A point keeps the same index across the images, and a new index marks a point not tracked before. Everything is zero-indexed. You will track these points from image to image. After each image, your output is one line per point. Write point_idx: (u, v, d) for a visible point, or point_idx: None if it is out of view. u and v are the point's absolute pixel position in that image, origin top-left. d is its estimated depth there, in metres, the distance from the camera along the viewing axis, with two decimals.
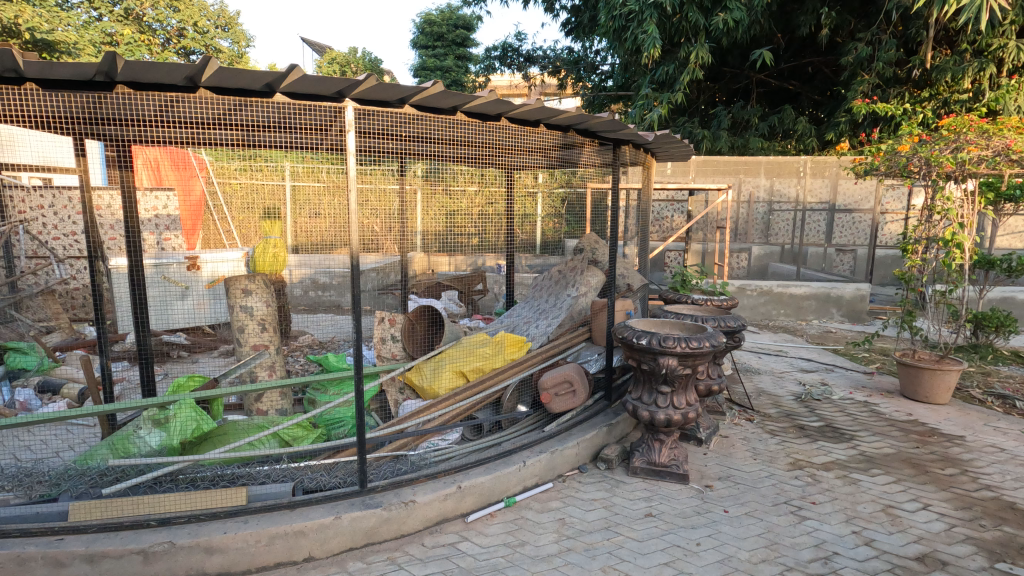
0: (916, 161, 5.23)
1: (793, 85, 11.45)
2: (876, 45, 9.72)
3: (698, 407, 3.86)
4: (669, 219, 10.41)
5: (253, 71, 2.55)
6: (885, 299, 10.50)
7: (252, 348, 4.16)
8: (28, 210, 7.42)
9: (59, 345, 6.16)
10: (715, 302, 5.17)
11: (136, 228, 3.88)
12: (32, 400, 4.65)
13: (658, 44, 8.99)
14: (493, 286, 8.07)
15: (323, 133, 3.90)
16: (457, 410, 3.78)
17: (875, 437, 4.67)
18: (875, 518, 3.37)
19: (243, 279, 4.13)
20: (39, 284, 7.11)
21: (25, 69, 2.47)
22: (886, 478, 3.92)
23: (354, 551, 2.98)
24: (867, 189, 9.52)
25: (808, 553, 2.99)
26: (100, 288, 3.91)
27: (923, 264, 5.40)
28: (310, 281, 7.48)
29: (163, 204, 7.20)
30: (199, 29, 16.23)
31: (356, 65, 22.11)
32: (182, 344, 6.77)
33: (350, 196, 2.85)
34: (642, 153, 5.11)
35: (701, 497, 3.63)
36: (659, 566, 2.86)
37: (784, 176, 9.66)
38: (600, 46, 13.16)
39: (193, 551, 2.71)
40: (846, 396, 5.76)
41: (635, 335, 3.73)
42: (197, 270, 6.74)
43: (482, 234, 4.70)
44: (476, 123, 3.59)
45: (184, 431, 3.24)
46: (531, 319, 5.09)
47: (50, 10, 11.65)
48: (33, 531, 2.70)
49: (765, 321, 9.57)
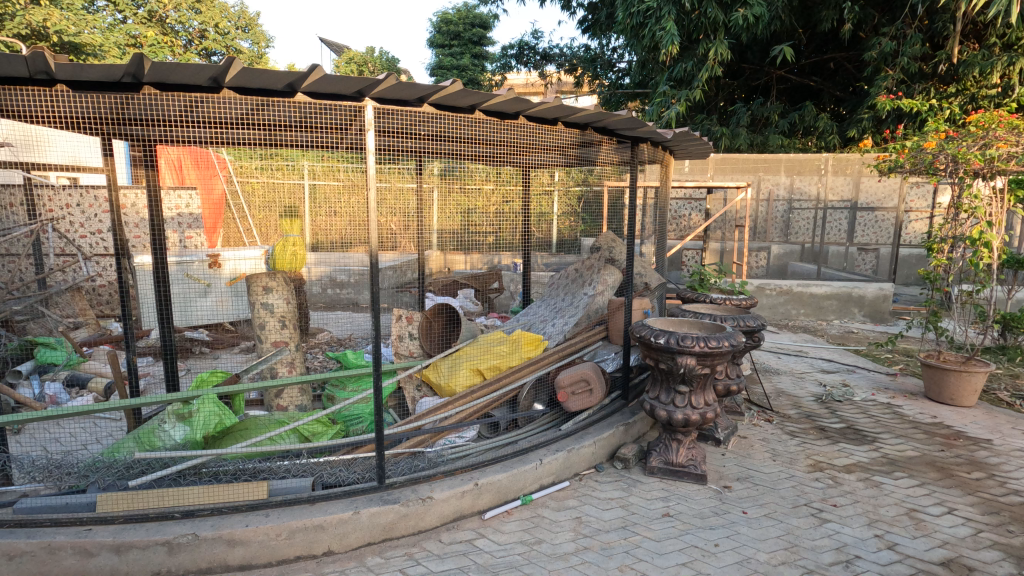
0: (942, 158, 5.10)
1: (814, 81, 11.27)
2: (901, 40, 9.51)
3: (716, 407, 3.83)
4: (686, 217, 10.32)
5: (275, 71, 2.59)
6: (908, 299, 10.31)
7: (273, 345, 4.24)
8: (57, 209, 7.65)
9: (87, 340, 6.34)
10: (734, 301, 5.11)
11: (160, 226, 3.98)
12: (60, 395, 4.85)
13: (676, 41, 8.94)
14: (510, 284, 8.16)
15: (342, 133, 3.95)
16: (473, 407, 3.79)
17: (898, 439, 4.58)
18: (899, 521, 3.31)
19: (263, 277, 4.18)
20: (67, 280, 7.30)
21: (57, 70, 2.52)
22: (910, 481, 3.84)
23: (373, 546, 3.01)
24: (891, 187, 9.35)
25: (829, 556, 2.95)
26: (126, 284, 4.00)
27: (949, 264, 5.29)
28: (328, 279, 7.45)
29: (185, 203, 7.31)
30: (221, 30, 16.53)
31: (374, 65, 22.33)
32: (204, 340, 6.97)
33: (370, 196, 3.02)
34: (660, 151, 5.07)
35: (720, 497, 3.61)
36: (677, 566, 2.85)
37: (805, 174, 9.53)
38: (617, 44, 13.07)
39: (216, 543, 2.76)
40: (868, 397, 5.66)
41: (653, 334, 3.71)
42: (218, 268, 6.92)
43: (499, 233, 4.68)
44: (493, 121, 3.62)
45: (207, 425, 3.32)
46: (548, 317, 5.08)
47: (76, 13, 11.91)
48: (62, 522, 2.78)
49: (785, 321, 9.43)
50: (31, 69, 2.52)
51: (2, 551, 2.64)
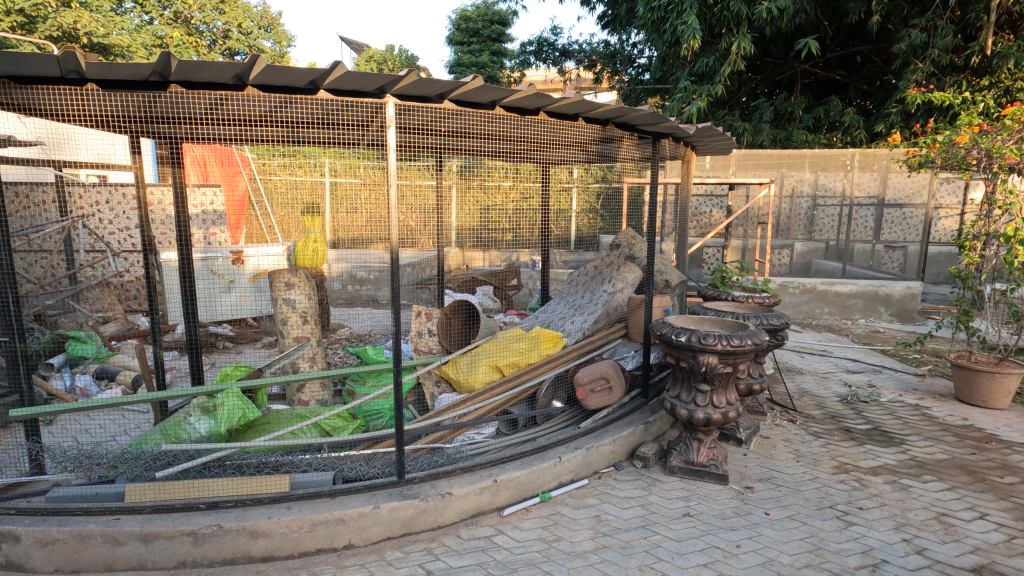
0: (975, 153, 5.01)
1: (840, 75, 11.04)
2: (931, 32, 9.26)
3: (738, 406, 3.77)
4: (707, 214, 10.18)
5: (297, 69, 2.60)
6: (937, 298, 10.06)
7: (294, 340, 4.27)
8: (86, 207, 7.81)
9: (115, 334, 6.49)
10: (758, 300, 5.01)
11: (185, 222, 4.04)
12: (90, 387, 4.99)
13: (698, 35, 8.82)
14: (528, 281, 8.19)
15: (364, 131, 3.98)
16: (493, 404, 3.81)
17: (926, 442, 4.47)
18: (927, 526, 3.23)
19: (286, 273, 4.21)
20: (97, 276, 7.48)
21: (87, 69, 2.57)
22: (939, 484, 3.75)
23: (392, 540, 3.04)
24: (920, 183, 9.04)
25: (855, 560, 2.89)
26: (153, 280, 4.07)
27: (982, 262, 5.14)
28: (347, 276, 7.57)
29: (209, 201, 7.44)
30: (244, 30, 16.79)
31: (393, 63, 22.50)
32: (228, 335, 7.12)
33: (390, 192, 3.05)
34: (681, 147, 5.01)
35: (741, 498, 3.55)
36: (698, 567, 2.81)
37: (831, 170, 9.34)
38: (638, 39, 12.94)
39: (240, 535, 2.81)
40: (896, 398, 5.53)
41: (674, 332, 3.66)
42: (241, 264, 7.08)
43: (518, 230, 4.64)
44: (513, 117, 3.59)
45: (230, 419, 3.36)
46: (567, 315, 5.05)
47: (105, 14, 12.12)
48: (92, 512, 2.86)
49: (808, 320, 9.25)
50: (63, 69, 2.58)
51: (37, 538, 2.73)
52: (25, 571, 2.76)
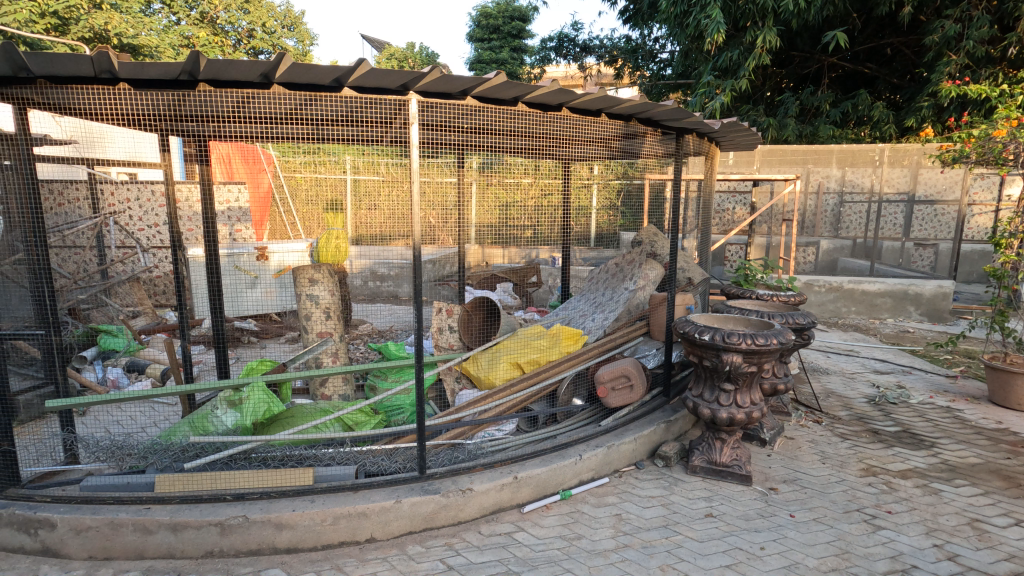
0: (1013, 147, 4.85)
1: (869, 68, 10.77)
2: (966, 23, 8.98)
3: (762, 406, 3.72)
4: (730, 211, 10.03)
5: (321, 66, 2.61)
6: (969, 298, 9.77)
7: (318, 335, 4.33)
8: (116, 203, 8.01)
9: (145, 328, 6.64)
10: (782, 297, 4.93)
11: (212, 219, 4.10)
12: (121, 379, 5.12)
13: (723, 28, 8.67)
14: (548, 278, 8.05)
15: (387, 128, 3.97)
16: (513, 401, 3.82)
17: (959, 445, 4.35)
18: (960, 531, 3.14)
19: (309, 269, 4.27)
20: (127, 271, 7.66)
21: (120, 69, 2.63)
22: (972, 489, 3.64)
23: (414, 534, 3.06)
24: (953, 179, 8.83)
25: (884, 565, 2.83)
26: (181, 276, 4.16)
27: (1019, 260, 4.97)
28: (370, 273, 7.41)
29: (235, 197, 7.65)
30: (267, 29, 16.99)
31: (415, 61, 22.54)
32: (252, 330, 7.24)
33: (413, 189, 3.06)
34: (706, 142, 4.92)
35: (765, 500, 3.50)
36: (720, 568, 2.78)
37: (859, 166, 9.13)
38: (660, 33, 12.78)
39: (265, 526, 2.86)
40: (926, 400, 5.38)
41: (697, 330, 3.62)
42: (265, 260, 7.06)
43: (538, 228, 4.60)
44: (536, 113, 3.58)
45: (255, 413, 3.46)
46: (587, 312, 5.03)
47: (135, 15, 12.38)
48: (124, 500, 2.94)
49: (835, 319, 9.06)
50: (96, 68, 2.63)
51: (71, 526, 2.82)
52: (60, 557, 2.85)
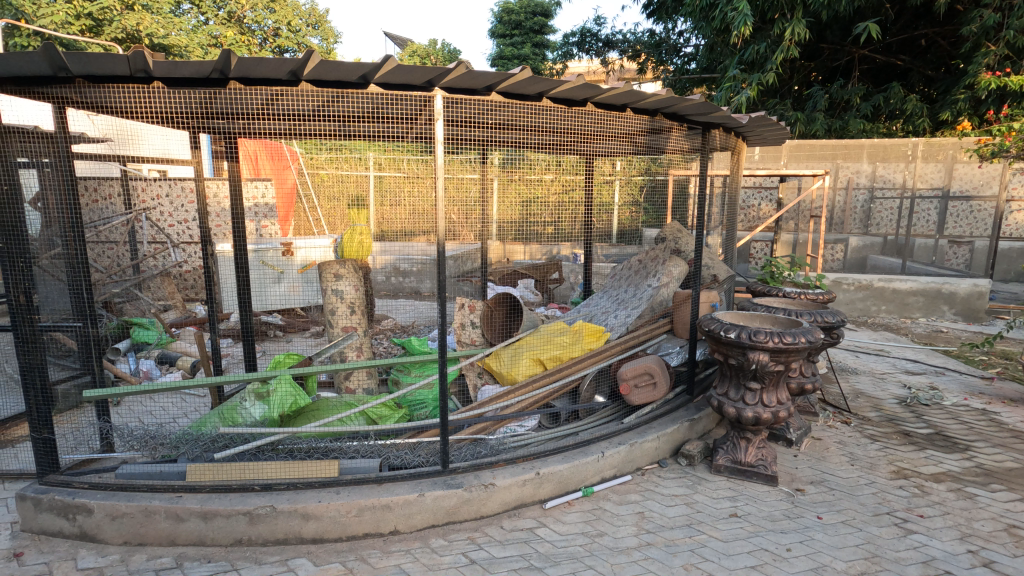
0: None
1: (902, 59, 10.47)
2: (1006, 11, 8.58)
3: (789, 405, 3.66)
4: (755, 207, 9.87)
5: (350, 64, 2.65)
6: (1007, 297, 9.43)
7: (343, 330, 4.40)
8: (148, 199, 8.23)
9: (175, 322, 6.84)
10: (810, 296, 4.83)
11: (240, 215, 4.20)
12: (153, 370, 5.28)
13: (750, 21, 8.49)
14: (570, 275, 8.04)
15: (412, 124, 4.00)
16: (535, 397, 3.83)
17: (995, 449, 4.21)
18: (996, 537, 3.05)
19: (334, 264, 4.34)
20: (158, 266, 7.87)
21: (153, 69, 2.70)
22: (1008, 495, 3.52)
23: (437, 528, 3.09)
24: (991, 174, 8.55)
25: (915, 569, 2.76)
26: (211, 271, 4.25)
27: None
28: (392, 267, 7.11)
29: (262, 192, 7.79)
30: (292, 28, 17.24)
31: (437, 56, 22.59)
32: (278, 324, 7.38)
33: (438, 185, 3.08)
34: (732, 138, 4.86)
35: (792, 500, 3.44)
36: (745, 569, 2.74)
37: (891, 161, 8.87)
38: (684, 27, 12.57)
39: (292, 517, 2.92)
40: (960, 402, 5.23)
41: (723, 328, 3.57)
42: (290, 256, 7.15)
43: (560, 225, 4.59)
44: (561, 109, 3.57)
45: (283, 404, 3.44)
46: (610, 309, 4.99)
47: (165, 15, 12.60)
48: (157, 488, 3.03)
49: (863, 318, 8.87)
50: (131, 68, 2.70)
51: (108, 512, 2.91)
52: (97, 541, 2.95)
